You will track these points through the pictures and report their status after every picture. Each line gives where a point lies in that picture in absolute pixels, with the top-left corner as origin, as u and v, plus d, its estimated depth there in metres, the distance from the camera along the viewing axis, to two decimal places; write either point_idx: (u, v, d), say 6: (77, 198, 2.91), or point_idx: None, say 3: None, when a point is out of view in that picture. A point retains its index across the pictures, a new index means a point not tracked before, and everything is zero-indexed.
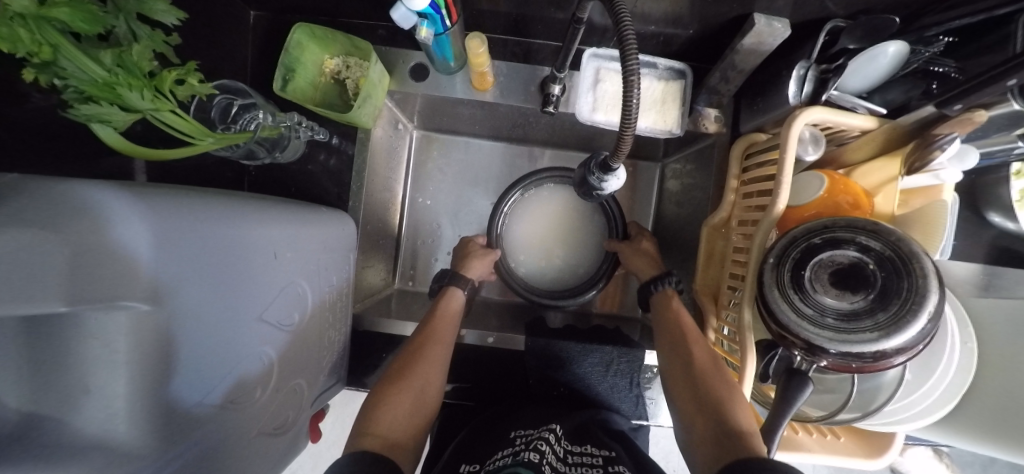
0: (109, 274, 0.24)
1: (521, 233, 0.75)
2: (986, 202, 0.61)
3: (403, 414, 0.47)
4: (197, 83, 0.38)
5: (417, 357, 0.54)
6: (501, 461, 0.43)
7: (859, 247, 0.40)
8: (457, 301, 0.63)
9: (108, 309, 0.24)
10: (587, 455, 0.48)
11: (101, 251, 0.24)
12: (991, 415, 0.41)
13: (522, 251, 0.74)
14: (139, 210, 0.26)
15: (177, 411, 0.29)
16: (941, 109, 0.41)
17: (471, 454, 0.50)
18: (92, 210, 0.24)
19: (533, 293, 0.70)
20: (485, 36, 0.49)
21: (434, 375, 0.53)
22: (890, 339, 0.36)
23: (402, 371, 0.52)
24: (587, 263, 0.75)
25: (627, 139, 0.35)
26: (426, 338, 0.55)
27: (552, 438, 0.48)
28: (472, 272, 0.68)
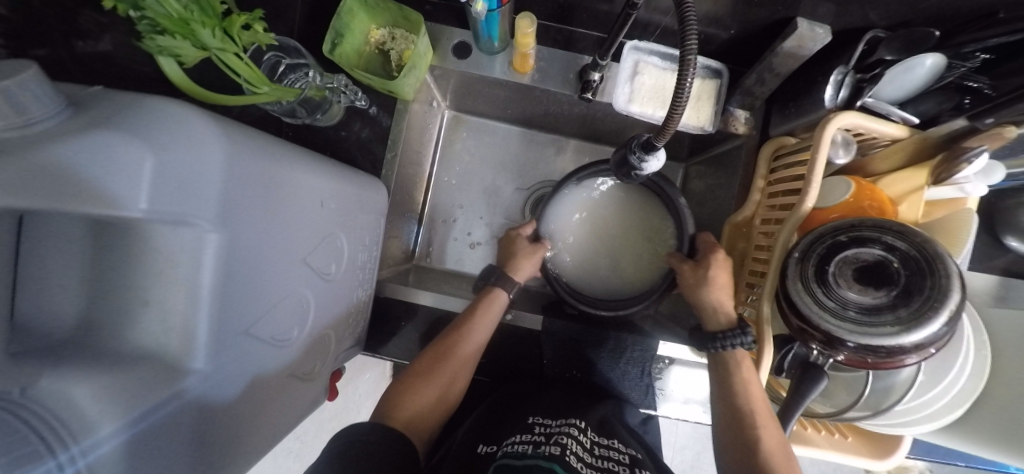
0: (183, 188, 0.25)
1: (569, 224, 0.66)
2: (1005, 226, 0.62)
3: (424, 406, 0.53)
4: (262, 31, 0.40)
5: (449, 355, 0.56)
6: (522, 448, 0.45)
7: (884, 246, 0.42)
8: (503, 302, 0.61)
9: (176, 225, 0.26)
10: (614, 450, 0.50)
11: (177, 165, 0.25)
12: (1004, 425, 0.42)
13: (567, 244, 0.66)
14: (211, 134, 0.27)
15: (229, 335, 0.31)
16: (973, 122, 0.43)
17: (487, 432, 0.51)
18: (168, 127, 0.25)
19: (569, 295, 0.60)
20: (534, 18, 0.50)
21: (460, 373, 0.57)
22: (911, 334, 0.38)
23: (434, 368, 0.55)
24: (637, 274, 0.64)
25: (674, 122, 0.36)
26: (460, 337, 0.57)
27: (575, 430, 0.50)
28: (520, 273, 0.63)
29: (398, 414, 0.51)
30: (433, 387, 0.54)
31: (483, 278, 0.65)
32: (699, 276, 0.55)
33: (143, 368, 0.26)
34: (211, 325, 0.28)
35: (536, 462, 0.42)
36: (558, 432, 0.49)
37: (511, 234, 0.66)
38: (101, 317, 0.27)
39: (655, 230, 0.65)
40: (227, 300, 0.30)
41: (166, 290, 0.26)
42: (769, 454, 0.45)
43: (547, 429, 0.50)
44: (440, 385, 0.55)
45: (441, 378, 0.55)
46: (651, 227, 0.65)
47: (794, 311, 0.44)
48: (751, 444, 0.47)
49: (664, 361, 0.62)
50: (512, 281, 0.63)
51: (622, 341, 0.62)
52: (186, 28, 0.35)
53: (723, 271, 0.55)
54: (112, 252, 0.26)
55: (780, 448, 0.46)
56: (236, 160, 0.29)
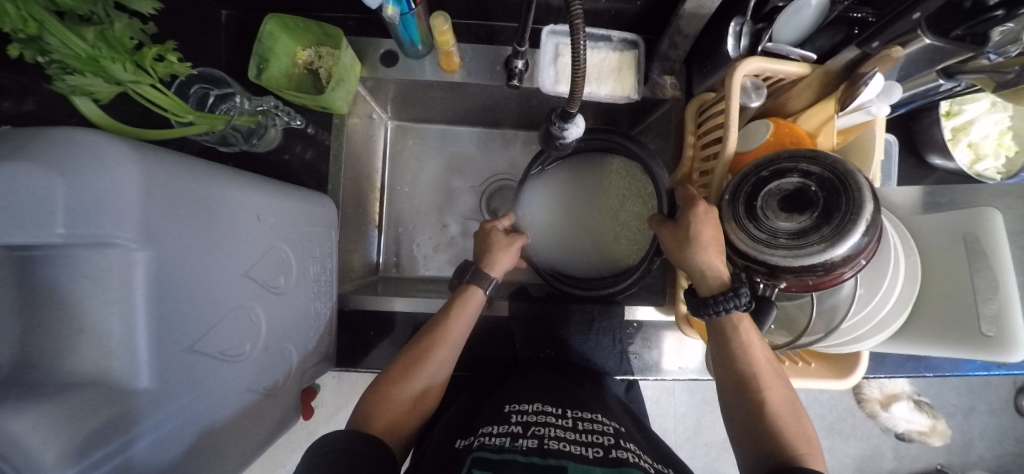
0: (104, 210, 0.25)
1: (550, 209, 0.68)
2: (921, 145, 0.67)
3: (400, 411, 0.52)
4: (176, 61, 0.42)
5: (424, 358, 0.55)
6: (498, 439, 0.44)
7: (801, 174, 0.44)
8: (480, 299, 0.60)
9: (102, 247, 0.26)
10: (597, 423, 0.49)
11: (98, 190, 0.25)
12: (953, 319, 0.45)
13: (554, 228, 0.68)
14: (130, 157, 0.28)
15: (173, 352, 0.31)
16: (863, 48, 0.46)
17: (464, 426, 0.50)
18: (88, 152, 0.25)
19: (556, 279, 0.61)
20: (448, 15, 0.52)
21: (438, 374, 0.56)
22: (836, 248, 0.40)
23: (409, 372, 0.54)
24: (622, 237, 0.66)
25: (579, 88, 0.38)
26: (435, 340, 0.56)
27: (554, 416, 0.49)
28: (497, 268, 0.61)
29: (373, 420, 0.50)
30: (407, 393, 0.53)
31: (459, 275, 0.63)
32: (682, 236, 0.49)
33: (91, 394, 0.26)
34: (151, 343, 0.28)
35: (513, 456, 0.41)
36: (538, 421, 0.48)
37: (488, 228, 0.63)
38: (37, 353, 0.25)
39: (635, 193, 0.65)
40: (163, 317, 0.30)
41: (99, 311, 0.26)
42: (778, 415, 0.45)
43: (527, 416, 0.49)
44: (417, 390, 0.54)
45: (418, 383, 0.54)
46: (631, 193, 0.65)
47: (737, 251, 0.47)
48: (758, 408, 0.46)
49: (633, 325, 0.65)
50: (489, 276, 0.61)
51: (590, 312, 0.65)
52: (95, 65, 0.35)
53: (713, 227, 0.48)
54: (31, 279, 0.26)
55: (788, 406, 0.46)
56: (156, 179, 0.29)
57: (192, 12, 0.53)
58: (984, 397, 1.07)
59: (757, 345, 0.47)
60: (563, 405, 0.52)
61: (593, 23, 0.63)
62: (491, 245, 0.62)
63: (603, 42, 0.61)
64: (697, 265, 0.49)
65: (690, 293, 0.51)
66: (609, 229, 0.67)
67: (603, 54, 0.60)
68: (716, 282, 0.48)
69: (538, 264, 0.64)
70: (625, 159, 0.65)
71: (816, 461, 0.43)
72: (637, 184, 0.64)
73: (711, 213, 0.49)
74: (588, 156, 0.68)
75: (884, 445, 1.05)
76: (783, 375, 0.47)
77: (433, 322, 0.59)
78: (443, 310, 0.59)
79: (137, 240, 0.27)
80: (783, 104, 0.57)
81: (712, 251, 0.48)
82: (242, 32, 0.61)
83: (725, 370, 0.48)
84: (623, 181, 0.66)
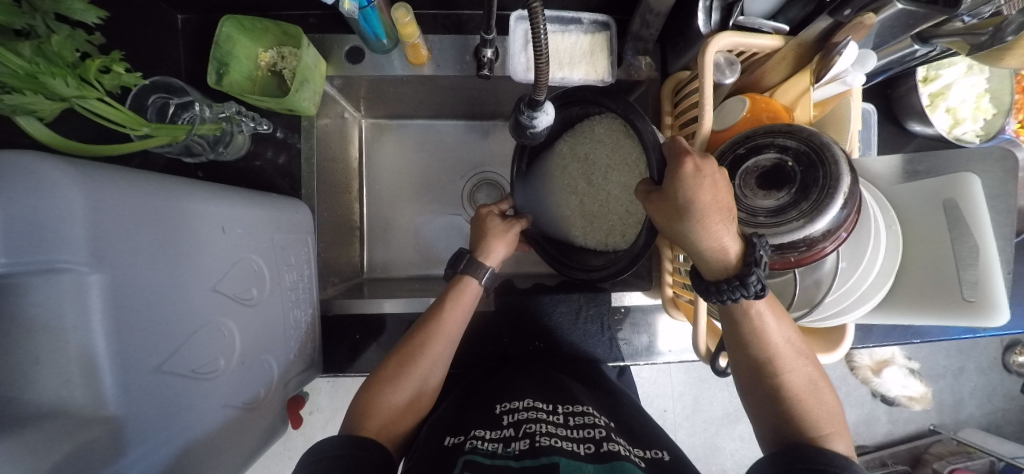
0: (52, 236, 0.24)
1: (536, 188, 0.65)
2: (900, 112, 0.66)
3: (394, 412, 0.52)
4: (124, 72, 0.39)
5: (419, 354, 0.55)
6: (490, 444, 0.44)
7: (778, 149, 0.43)
8: (475, 289, 0.60)
9: (51, 274, 0.24)
10: (589, 416, 0.49)
11: (45, 218, 0.24)
12: (925, 288, 0.46)
13: (542, 207, 0.66)
14: (74, 178, 0.26)
15: (136, 377, 0.30)
16: (835, 17, 0.45)
17: (456, 426, 0.50)
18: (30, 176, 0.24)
19: (558, 263, 0.60)
20: (410, 6, 0.50)
21: (433, 370, 0.56)
22: (815, 223, 0.38)
23: (400, 373, 0.54)
24: (619, 206, 0.61)
25: (544, 73, 0.38)
26: (425, 338, 0.56)
27: (545, 412, 0.49)
28: (492, 258, 0.61)
29: (368, 423, 0.50)
30: (403, 390, 0.53)
31: (453, 267, 0.62)
32: (673, 208, 0.43)
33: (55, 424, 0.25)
34: (114, 369, 0.28)
35: (505, 462, 0.40)
36: (528, 417, 0.48)
37: (484, 211, 0.64)
38: None
39: (624, 158, 0.59)
40: (130, 340, 0.29)
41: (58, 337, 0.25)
42: (796, 396, 0.44)
43: (519, 414, 0.49)
44: (411, 390, 0.53)
45: (412, 380, 0.54)
46: (618, 160, 0.60)
47: None
48: (772, 389, 0.45)
49: (621, 311, 0.65)
50: (482, 266, 0.60)
51: (573, 301, 0.66)
52: (34, 81, 0.32)
53: (714, 192, 0.41)
54: None
55: (808, 386, 0.45)
56: (103, 196, 0.28)
57: (143, 18, 0.51)
58: (973, 357, 1.09)
59: (771, 325, 0.44)
60: (552, 400, 0.52)
61: (563, 4, 0.62)
62: (489, 230, 0.62)
63: (573, 25, 0.59)
64: (697, 243, 0.42)
65: (694, 273, 0.47)
66: (606, 200, 0.62)
67: (574, 37, 0.59)
68: (725, 260, 0.42)
69: (541, 245, 0.64)
70: (610, 121, 0.59)
71: (841, 440, 0.43)
72: (623, 149, 0.58)
73: (706, 176, 0.41)
74: (574, 124, 0.64)
75: (878, 410, 1.08)
76: (805, 353, 0.45)
77: (426, 318, 0.58)
78: (439, 302, 0.59)
79: (88, 265, 0.26)
80: (760, 79, 0.56)
81: (714, 223, 0.41)
82: (199, 37, 0.59)
83: (733, 349, 0.47)
84: (609, 147, 0.60)
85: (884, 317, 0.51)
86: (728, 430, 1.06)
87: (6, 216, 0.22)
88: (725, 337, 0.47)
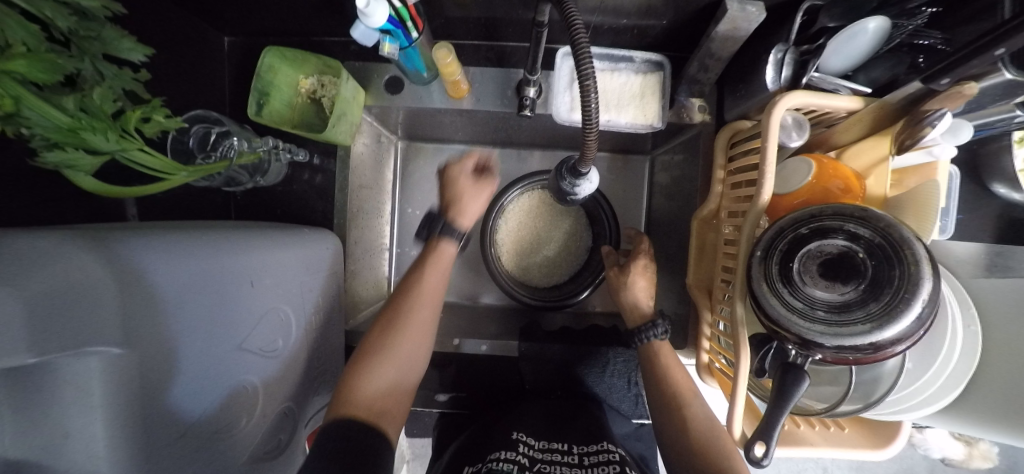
0: (77, 321, 0.24)
1: (510, 227, 0.74)
2: (989, 173, 0.59)
3: (376, 388, 0.47)
4: (164, 118, 0.39)
5: (403, 317, 0.53)
6: (506, 465, 0.44)
7: (847, 236, 0.39)
8: (452, 254, 0.59)
9: (79, 356, 0.24)
10: (604, 452, 0.49)
11: (65, 302, 0.24)
12: (998, 400, 0.40)
13: (513, 245, 0.75)
14: (91, 251, 0.27)
15: (157, 450, 0.29)
16: (929, 84, 0.38)
17: (473, 453, 0.50)
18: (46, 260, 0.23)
19: (523, 297, 0.69)
20: (452, 45, 0.49)
21: (416, 337, 0.52)
22: (885, 330, 0.35)
23: (386, 336, 0.51)
24: (563, 259, 0.75)
25: (592, 142, 0.35)
26: (405, 296, 0.54)
27: (560, 453, 0.49)
28: (467, 216, 0.60)
29: (353, 401, 0.45)
30: (390, 358, 0.50)
31: (431, 228, 0.61)
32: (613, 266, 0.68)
33: None
34: (130, 452, 0.27)
35: None
36: (544, 458, 0.48)
37: (450, 173, 0.61)
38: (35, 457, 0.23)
39: (574, 228, 0.75)
40: (151, 418, 0.29)
41: (84, 421, 0.24)
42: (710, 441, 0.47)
43: (532, 451, 0.49)
44: (399, 362, 0.50)
45: (395, 350, 0.50)
46: (569, 228, 0.75)
47: (766, 315, 0.41)
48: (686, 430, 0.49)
49: None
50: (457, 228, 0.59)
51: (603, 355, 0.65)
52: (75, 136, 0.33)
53: (642, 276, 0.62)
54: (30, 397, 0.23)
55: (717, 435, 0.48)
56: (131, 273, 0.29)
57: (191, 46, 0.52)
58: None
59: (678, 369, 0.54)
60: (567, 439, 0.52)
61: (615, 40, 0.58)
62: (455, 192, 0.59)
63: (624, 64, 0.55)
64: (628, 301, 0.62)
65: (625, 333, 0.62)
66: (555, 252, 0.75)
67: (624, 77, 0.55)
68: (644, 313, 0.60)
69: (506, 280, 0.70)
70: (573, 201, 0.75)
71: None
72: (574, 224, 0.75)
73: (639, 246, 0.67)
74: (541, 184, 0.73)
75: (918, 466, 0.98)
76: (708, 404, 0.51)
77: (406, 282, 0.56)
78: (415, 266, 0.57)
79: (115, 345, 0.26)
80: (830, 136, 0.51)
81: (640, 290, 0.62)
82: (244, 61, 0.59)
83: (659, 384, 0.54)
84: (566, 218, 0.75)
85: (971, 428, 0.44)
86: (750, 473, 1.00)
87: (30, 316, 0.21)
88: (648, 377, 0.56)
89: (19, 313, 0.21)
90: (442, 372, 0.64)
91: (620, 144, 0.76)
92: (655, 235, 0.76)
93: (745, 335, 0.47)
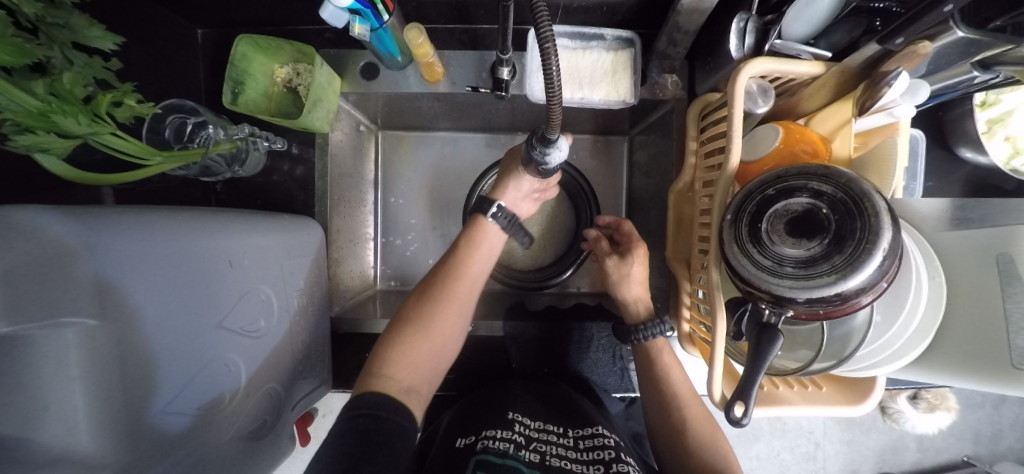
0: (48, 292, 0.24)
1: None
2: (954, 138, 0.60)
3: (416, 368, 0.48)
4: (136, 104, 0.39)
5: (445, 297, 0.52)
6: (499, 444, 0.44)
7: (812, 194, 0.40)
8: (492, 231, 0.57)
9: (53, 327, 0.24)
10: (599, 436, 0.49)
11: (38, 274, 0.24)
12: (963, 349, 0.42)
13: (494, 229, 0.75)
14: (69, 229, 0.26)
15: (138, 423, 0.30)
16: (885, 45, 0.40)
17: (464, 428, 0.50)
18: (21, 232, 0.24)
19: (508, 279, 0.71)
20: (423, 26, 0.49)
21: (457, 318, 0.53)
22: (849, 280, 0.36)
23: (421, 318, 0.50)
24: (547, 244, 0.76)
25: (556, 111, 0.35)
26: (453, 276, 0.53)
27: (555, 434, 0.49)
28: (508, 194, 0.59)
29: (387, 379, 0.45)
30: (422, 342, 0.49)
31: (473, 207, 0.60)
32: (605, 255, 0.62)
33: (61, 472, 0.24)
34: (110, 422, 0.27)
35: (517, 465, 0.41)
36: (540, 437, 0.48)
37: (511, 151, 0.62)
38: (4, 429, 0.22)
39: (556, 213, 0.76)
40: (131, 391, 0.29)
41: (60, 390, 0.25)
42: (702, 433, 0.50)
43: (528, 430, 0.48)
44: (434, 342, 0.50)
45: (435, 332, 0.50)
46: (551, 213, 0.76)
47: (739, 276, 0.42)
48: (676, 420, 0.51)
49: None
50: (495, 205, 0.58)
51: (587, 331, 0.66)
52: (46, 120, 0.33)
53: (641, 265, 0.58)
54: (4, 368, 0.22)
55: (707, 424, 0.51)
56: (109, 248, 0.29)
57: (163, 38, 0.52)
58: None
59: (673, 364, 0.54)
60: (561, 422, 0.52)
61: (586, 19, 0.59)
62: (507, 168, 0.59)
63: (595, 42, 0.56)
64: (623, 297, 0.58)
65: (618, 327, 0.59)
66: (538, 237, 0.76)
67: (596, 54, 0.56)
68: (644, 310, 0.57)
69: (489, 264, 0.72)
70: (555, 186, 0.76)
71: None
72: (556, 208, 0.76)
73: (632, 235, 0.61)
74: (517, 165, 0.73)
75: (906, 437, 0.99)
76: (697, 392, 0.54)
77: (447, 255, 0.56)
78: (452, 245, 0.57)
79: (89, 317, 0.26)
80: (796, 104, 0.52)
81: (634, 287, 0.57)
82: (219, 52, 0.59)
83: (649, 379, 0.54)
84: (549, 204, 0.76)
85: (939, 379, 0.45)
86: (742, 448, 1.01)
87: (5, 284, 0.21)
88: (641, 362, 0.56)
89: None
90: None
91: (599, 125, 0.77)
92: (637, 215, 0.77)
93: (720, 299, 0.47)
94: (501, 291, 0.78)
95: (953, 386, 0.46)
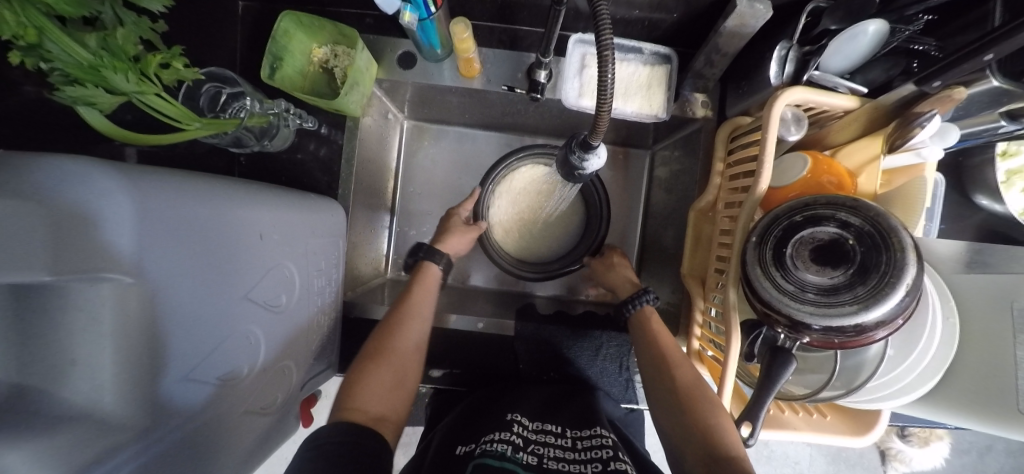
0: (92, 246, 0.24)
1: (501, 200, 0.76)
2: (973, 184, 0.61)
3: (382, 391, 0.50)
4: (182, 67, 0.39)
5: (398, 329, 0.55)
6: (494, 447, 0.44)
7: (839, 224, 0.40)
8: (435, 274, 0.65)
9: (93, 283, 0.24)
10: (598, 436, 0.49)
11: (86, 227, 0.23)
12: (968, 388, 0.43)
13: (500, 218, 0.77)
14: (122, 187, 0.26)
15: (161, 387, 0.30)
16: (921, 86, 0.41)
17: (463, 434, 0.50)
18: (72, 183, 0.23)
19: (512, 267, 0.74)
20: (469, 21, 0.49)
21: (413, 350, 0.55)
22: (869, 311, 0.37)
23: (376, 351, 0.52)
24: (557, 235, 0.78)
25: (603, 119, 0.36)
26: (403, 313, 0.56)
27: (554, 435, 0.50)
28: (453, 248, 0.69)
29: (353, 410, 0.46)
30: (387, 373, 0.51)
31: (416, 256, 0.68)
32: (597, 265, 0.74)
33: (84, 429, 0.24)
34: (136, 384, 0.27)
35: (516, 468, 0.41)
36: (538, 439, 0.48)
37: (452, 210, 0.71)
38: (34, 381, 0.23)
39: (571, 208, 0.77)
40: (158, 355, 0.29)
41: (92, 346, 0.24)
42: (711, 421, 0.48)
43: (527, 432, 0.49)
44: (393, 366, 0.52)
45: (392, 361, 0.52)
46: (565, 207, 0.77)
47: (759, 298, 0.42)
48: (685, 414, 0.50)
49: None
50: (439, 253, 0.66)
51: (597, 338, 0.66)
52: (96, 74, 0.33)
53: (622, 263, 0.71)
54: (45, 317, 0.23)
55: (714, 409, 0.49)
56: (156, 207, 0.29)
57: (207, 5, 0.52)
58: (1004, 436, 0.99)
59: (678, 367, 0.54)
60: (560, 422, 0.52)
61: (625, 32, 0.59)
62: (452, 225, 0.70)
63: (633, 55, 0.57)
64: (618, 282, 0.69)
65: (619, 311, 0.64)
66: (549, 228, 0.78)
67: (632, 67, 0.57)
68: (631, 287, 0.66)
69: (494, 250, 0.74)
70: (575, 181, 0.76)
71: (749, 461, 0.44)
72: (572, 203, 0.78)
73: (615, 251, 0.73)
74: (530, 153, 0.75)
75: None
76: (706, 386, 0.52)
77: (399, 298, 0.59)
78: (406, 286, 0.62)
79: (128, 274, 0.26)
80: (826, 136, 0.53)
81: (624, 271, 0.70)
82: (258, 26, 0.59)
83: (659, 377, 0.55)
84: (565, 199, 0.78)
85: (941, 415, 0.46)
86: None
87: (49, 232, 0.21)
88: (648, 361, 0.57)
89: (36, 225, 0.21)
90: (438, 348, 0.65)
91: (622, 137, 0.78)
92: (653, 229, 0.78)
93: (736, 320, 0.47)
94: (511, 292, 0.79)
95: (955, 424, 0.46)
